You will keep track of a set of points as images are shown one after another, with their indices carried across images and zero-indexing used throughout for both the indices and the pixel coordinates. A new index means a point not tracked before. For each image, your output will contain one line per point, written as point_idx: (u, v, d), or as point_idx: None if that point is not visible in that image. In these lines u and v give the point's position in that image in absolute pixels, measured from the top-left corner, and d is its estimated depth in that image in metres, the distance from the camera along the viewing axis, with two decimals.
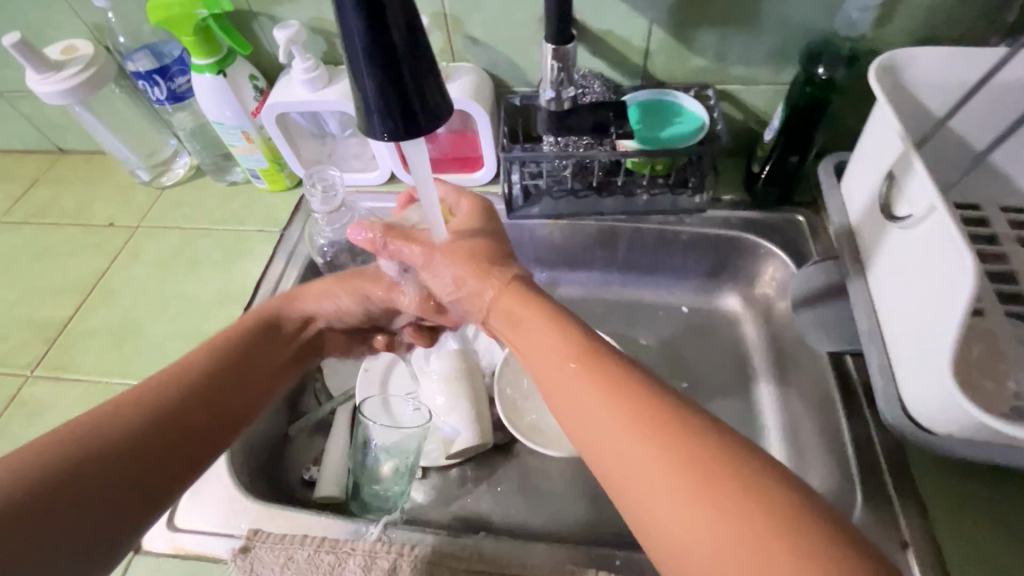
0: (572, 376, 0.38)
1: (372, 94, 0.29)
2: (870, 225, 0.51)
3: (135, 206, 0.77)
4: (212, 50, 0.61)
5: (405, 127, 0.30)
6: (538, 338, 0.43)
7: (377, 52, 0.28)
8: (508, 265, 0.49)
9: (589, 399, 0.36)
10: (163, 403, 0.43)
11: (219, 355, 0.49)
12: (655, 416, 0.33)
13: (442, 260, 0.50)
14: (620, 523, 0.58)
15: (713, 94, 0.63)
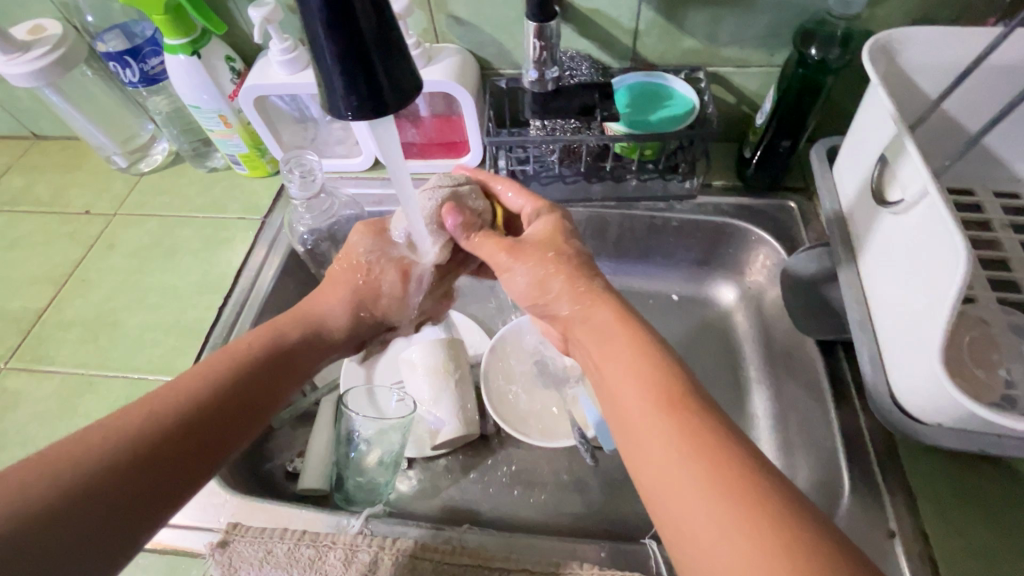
0: (652, 419, 0.34)
1: (334, 70, 0.27)
2: (862, 211, 0.50)
3: (113, 193, 0.75)
4: (186, 30, 0.59)
5: (372, 106, 0.28)
6: (610, 360, 0.39)
7: (336, 23, 0.26)
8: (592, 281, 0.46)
9: (670, 450, 0.32)
10: (183, 408, 0.39)
11: (252, 361, 0.45)
12: (720, 459, 0.31)
13: (522, 262, 0.48)
14: (608, 513, 0.58)
15: (705, 76, 0.62)
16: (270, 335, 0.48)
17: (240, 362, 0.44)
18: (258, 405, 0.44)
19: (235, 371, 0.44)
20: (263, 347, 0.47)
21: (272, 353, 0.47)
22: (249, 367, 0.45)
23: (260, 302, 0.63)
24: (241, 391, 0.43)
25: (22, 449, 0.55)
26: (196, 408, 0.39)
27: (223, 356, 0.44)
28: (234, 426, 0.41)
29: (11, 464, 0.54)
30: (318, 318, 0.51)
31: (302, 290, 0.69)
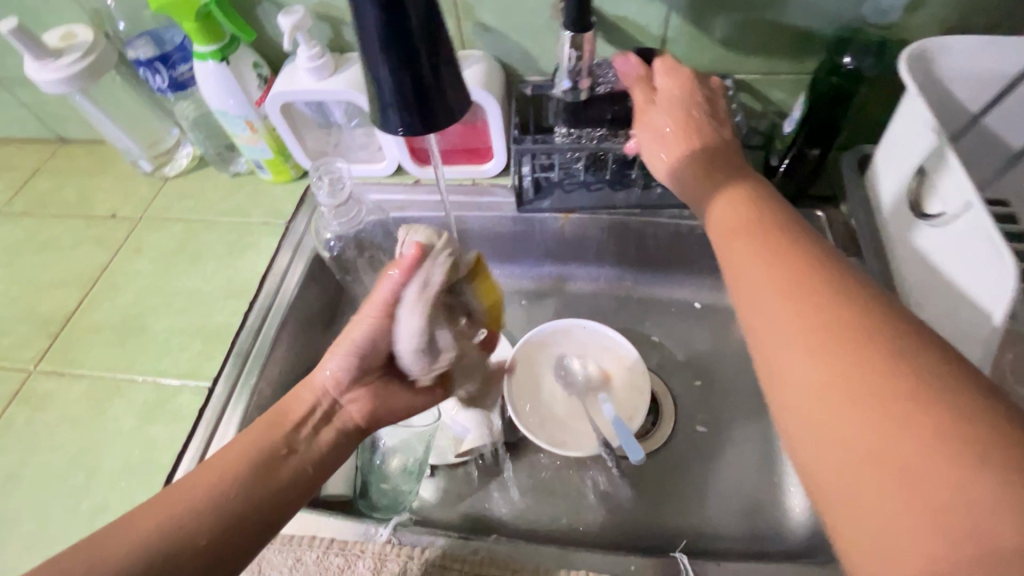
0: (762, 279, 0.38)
1: (389, 90, 0.32)
2: (897, 222, 0.49)
3: (138, 197, 0.76)
4: (215, 37, 0.59)
5: (418, 123, 0.34)
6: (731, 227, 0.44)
7: (393, 50, 0.31)
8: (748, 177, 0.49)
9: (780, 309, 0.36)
10: (179, 517, 0.39)
11: (256, 439, 0.44)
12: (872, 373, 0.30)
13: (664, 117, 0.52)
14: (631, 522, 0.58)
15: (732, 83, 0.61)
16: (274, 424, 0.46)
17: (243, 460, 0.43)
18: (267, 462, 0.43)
19: (236, 471, 0.42)
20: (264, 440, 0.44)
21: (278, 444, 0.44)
22: (252, 465, 0.43)
23: (285, 307, 0.63)
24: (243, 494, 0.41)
25: (52, 451, 0.56)
26: (190, 521, 0.39)
27: (231, 453, 0.43)
28: (235, 535, 0.40)
29: (41, 467, 0.55)
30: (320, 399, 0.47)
31: (325, 295, 0.69)
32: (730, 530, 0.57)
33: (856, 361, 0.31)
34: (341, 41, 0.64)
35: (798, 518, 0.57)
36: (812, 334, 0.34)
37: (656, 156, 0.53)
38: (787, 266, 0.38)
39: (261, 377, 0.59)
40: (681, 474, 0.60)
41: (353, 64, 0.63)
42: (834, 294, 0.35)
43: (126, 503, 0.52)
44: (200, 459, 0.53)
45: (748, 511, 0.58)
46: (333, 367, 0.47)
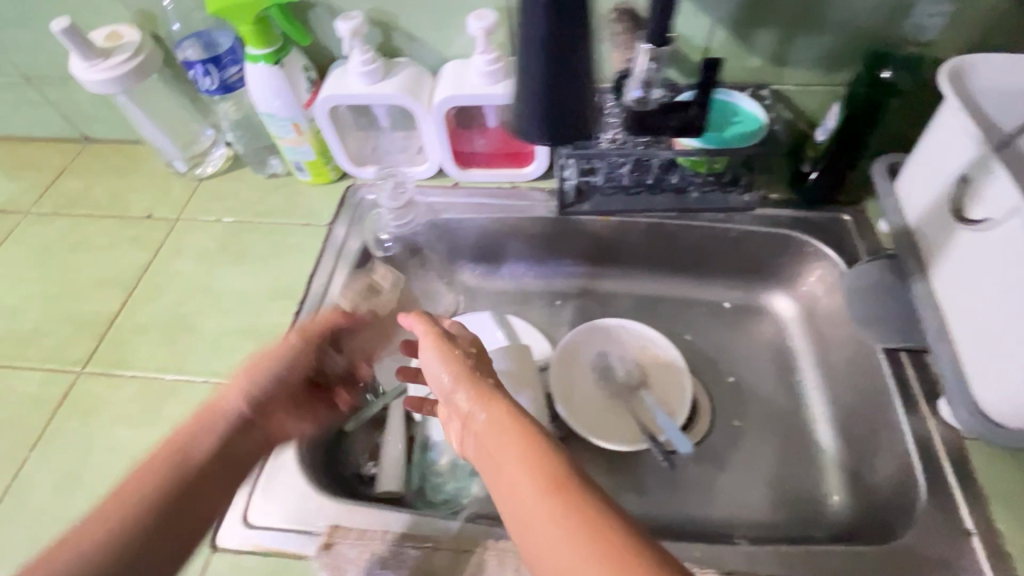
0: (470, 399, 0.44)
1: (537, 95, 0.41)
2: (934, 227, 0.52)
3: (173, 197, 0.76)
4: (270, 40, 0.60)
5: (554, 130, 0.42)
6: (434, 375, 0.48)
7: (551, 52, 0.38)
8: (454, 335, 0.51)
9: (491, 422, 0.41)
10: (86, 559, 0.36)
11: (160, 481, 0.41)
12: (575, 508, 0.33)
13: (427, 348, 0.50)
14: (676, 510, 0.61)
15: (769, 93, 0.64)
16: (178, 439, 0.44)
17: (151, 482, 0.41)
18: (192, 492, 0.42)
19: (145, 501, 0.40)
20: (177, 451, 0.43)
21: (187, 456, 0.43)
22: (167, 478, 0.41)
23: (334, 309, 0.65)
24: (164, 505, 0.40)
25: (109, 452, 0.55)
26: (125, 538, 0.38)
27: (120, 486, 0.40)
28: (162, 542, 0.39)
29: (99, 467, 0.54)
30: (229, 416, 0.47)
31: None
32: (768, 517, 0.60)
33: (537, 454, 0.37)
34: (389, 46, 0.65)
35: (834, 504, 0.59)
36: (510, 423, 0.40)
37: (429, 367, 0.49)
38: (495, 397, 0.43)
39: None
40: (720, 466, 0.63)
41: (402, 67, 0.64)
42: (513, 406, 0.42)
43: None
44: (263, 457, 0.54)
45: (785, 500, 0.61)
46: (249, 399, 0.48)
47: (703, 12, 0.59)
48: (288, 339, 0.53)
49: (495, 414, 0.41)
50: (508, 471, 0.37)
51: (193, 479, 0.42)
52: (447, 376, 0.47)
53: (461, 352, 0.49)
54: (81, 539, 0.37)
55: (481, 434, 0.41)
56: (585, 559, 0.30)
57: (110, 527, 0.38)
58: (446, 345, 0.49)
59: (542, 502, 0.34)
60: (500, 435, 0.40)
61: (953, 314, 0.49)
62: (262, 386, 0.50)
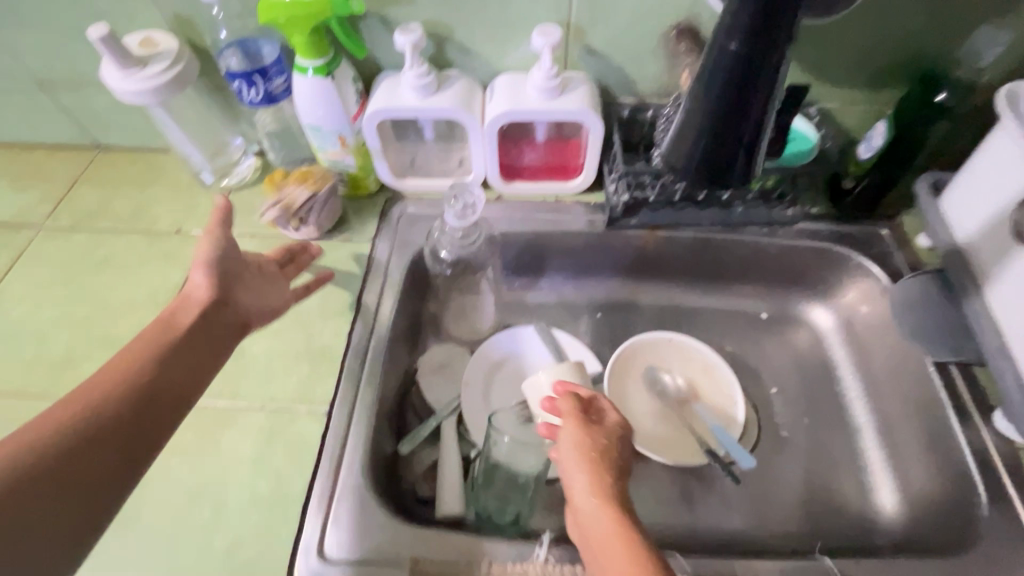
0: (591, 500, 0.43)
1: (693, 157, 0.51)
2: (994, 245, 0.54)
3: (201, 210, 0.72)
4: (322, 52, 0.58)
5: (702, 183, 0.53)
6: (564, 455, 0.47)
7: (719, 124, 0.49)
8: (601, 421, 0.49)
9: (609, 535, 0.41)
10: (98, 402, 0.41)
11: (155, 348, 0.46)
12: None
13: (569, 434, 0.47)
14: (735, 521, 0.62)
15: (816, 112, 0.66)
16: (167, 320, 0.48)
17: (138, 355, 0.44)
18: (179, 372, 0.46)
19: (141, 361, 0.44)
20: (166, 330, 0.47)
21: (173, 335, 0.47)
22: (150, 356, 0.45)
23: (388, 327, 0.63)
24: (159, 372, 0.44)
25: None
26: (126, 393, 0.42)
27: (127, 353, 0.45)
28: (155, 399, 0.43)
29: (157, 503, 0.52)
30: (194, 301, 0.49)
31: (412, 313, 0.69)
32: (823, 525, 0.62)
33: None
34: (441, 57, 0.64)
35: (886, 511, 0.62)
36: (632, 548, 0.40)
37: (564, 444, 0.47)
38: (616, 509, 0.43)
39: (376, 399, 0.58)
40: (775, 477, 0.64)
41: (456, 81, 0.63)
42: (634, 530, 0.41)
43: (264, 537, 0.51)
44: (334, 485, 0.52)
45: (837, 507, 0.63)
46: (211, 287, 0.50)
47: None
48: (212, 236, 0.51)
49: (616, 532, 0.41)
50: None
51: (183, 353, 0.47)
52: (582, 464, 0.45)
53: (603, 443, 0.47)
54: (96, 388, 0.42)
55: (598, 546, 0.41)
56: None
57: (125, 380, 0.43)
58: (592, 432, 0.47)
59: None
60: (615, 551, 0.40)
61: (1009, 331, 0.52)
62: (213, 271, 0.50)
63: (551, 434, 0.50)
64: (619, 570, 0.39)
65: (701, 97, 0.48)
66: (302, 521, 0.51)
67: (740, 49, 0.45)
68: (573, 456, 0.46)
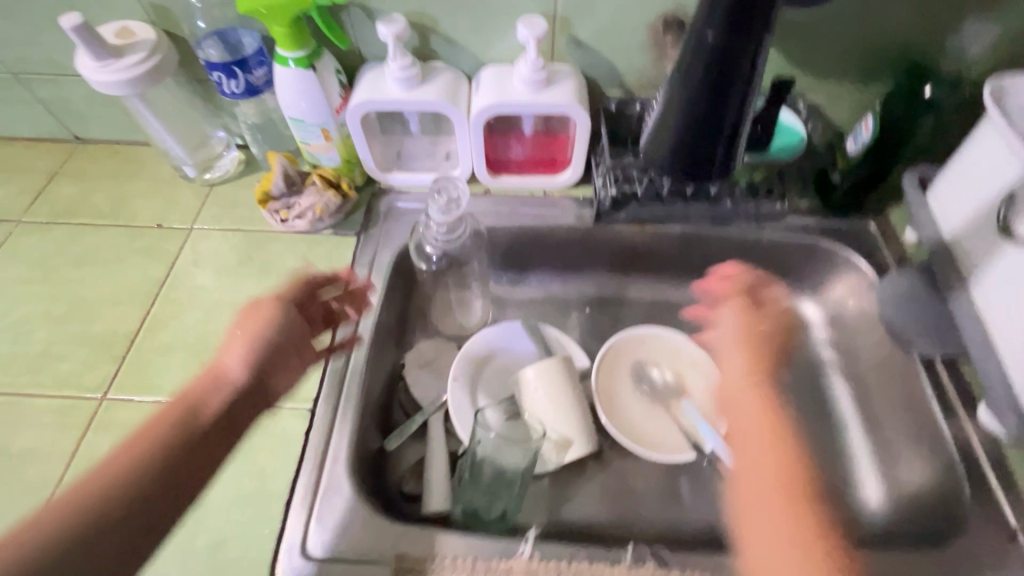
0: (745, 377, 0.59)
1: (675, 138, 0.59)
2: (979, 239, 0.54)
3: (184, 205, 0.71)
4: (303, 43, 0.57)
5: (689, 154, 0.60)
6: (731, 329, 0.64)
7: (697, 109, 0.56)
8: (765, 306, 0.65)
9: (757, 402, 0.58)
10: (91, 499, 0.34)
11: (165, 441, 0.38)
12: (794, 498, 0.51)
13: (731, 312, 0.65)
14: (722, 515, 0.62)
15: (805, 106, 0.66)
16: (188, 402, 0.40)
17: (146, 439, 0.38)
18: (187, 469, 0.38)
19: (146, 450, 0.37)
20: (184, 414, 0.39)
21: (191, 421, 0.39)
22: (160, 447, 0.38)
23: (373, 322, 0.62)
24: (167, 466, 0.37)
25: None
26: (121, 491, 0.35)
27: (137, 438, 0.38)
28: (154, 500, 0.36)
29: None
30: (229, 382, 0.42)
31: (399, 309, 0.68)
32: None
33: (780, 457, 0.54)
34: (425, 49, 0.62)
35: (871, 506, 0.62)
36: (766, 423, 0.56)
37: (729, 317, 0.65)
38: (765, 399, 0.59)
39: (361, 396, 0.57)
40: None
41: (440, 73, 0.62)
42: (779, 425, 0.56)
43: (247, 535, 0.50)
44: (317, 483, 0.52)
45: None
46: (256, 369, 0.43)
47: None
48: (271, 304, 0.47)
49: (756, 411, 0.57)
50: (761, 456, 0.54)
51: (194, 442, 0.39)
52: (743, 344, 0.61)
53: (763, 328, 0.63)
54: (91, 479, 0.35)
55: (748, 419, 0.57)
56: (783, 531, 0.48)
57: (124, 475, 0.36)
58: (756, 317, 0.63)
59: (769, 479, 0.52)
60: (755, 415, 0.57)
61: (992, 325, 0.52)
62: (259, 352, 0.44)
63: (720, 314, 0.66)
64: (761, 429, 0.56)
65: (679, 89, 0.56)
66: (285, 519, 0.51)
67: (716, 42, 0.52)
68: (737, 336, 0.62)
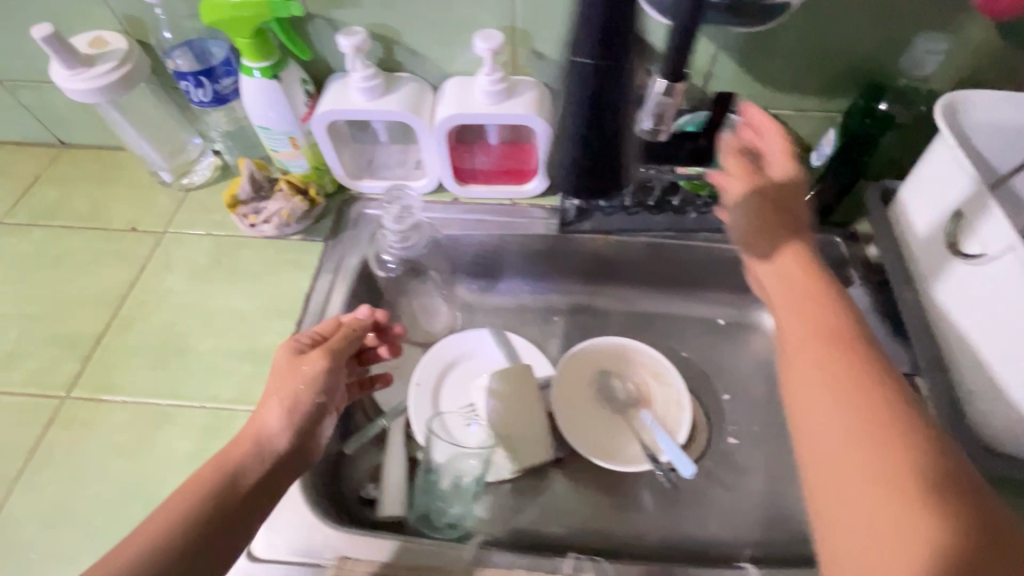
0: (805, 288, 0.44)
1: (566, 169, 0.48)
2: (931, 255, 0.54)
3: (158, 209, 0.72)
4: (268, 53, 0.58)
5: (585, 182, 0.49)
6: (784, 292, 0.45)
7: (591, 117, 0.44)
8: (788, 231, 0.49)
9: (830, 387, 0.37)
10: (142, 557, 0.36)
11: (208, 499, 0.40)
12: (893, 483, 0.32)
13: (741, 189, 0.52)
14: (676, 527, 0.62)
15: (768, 118, 0.64)
16: (228, 463, 0.43)
17: (201, 493, 0.41)
18: (230, 521, 0.41)
19: (191, 508, 0.40)
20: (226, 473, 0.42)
21: (234, 478, 0.42)
22: (203, 502, 0.40)
23: None
24: (215, 519, 0.40)
25: (101, 483, 0.53)
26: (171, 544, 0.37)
27: (180, 498, 0.40)
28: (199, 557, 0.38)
29: (90, 501, 0.52)
30: (270, 440, 0.46)
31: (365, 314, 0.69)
32: (764, 536, 0.61)
33: (874, 415, 0.34)
34: (390, 60, 0.64)
35: None
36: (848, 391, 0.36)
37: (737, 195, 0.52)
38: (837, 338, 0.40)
39: None
40: (720, 485, 0.64)
41: (404, 83, 0.63)
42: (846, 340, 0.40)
43: None
44: None
45: (780, 517, 0.63)
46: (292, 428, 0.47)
47: (708, 37, 0.59)
48: (308, 361, 0.50)
49: (820, 355, 0.39)
50: (840, 427, 0.35)
51: (235, 497, 0.42)
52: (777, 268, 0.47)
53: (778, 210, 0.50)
54: (140, 537, 0.37)
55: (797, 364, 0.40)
56: (883, 517, 0.31)
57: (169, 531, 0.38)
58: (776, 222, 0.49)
59: (863, 474, 0.33)
60: (831, 402, 0.36)
61: (955, 342, 0.51)
62: (298, 411, 0.47)
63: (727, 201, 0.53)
64: (824, 352, 0.39)
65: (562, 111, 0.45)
66: None
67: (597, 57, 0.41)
68: (786, 287, 0.46)
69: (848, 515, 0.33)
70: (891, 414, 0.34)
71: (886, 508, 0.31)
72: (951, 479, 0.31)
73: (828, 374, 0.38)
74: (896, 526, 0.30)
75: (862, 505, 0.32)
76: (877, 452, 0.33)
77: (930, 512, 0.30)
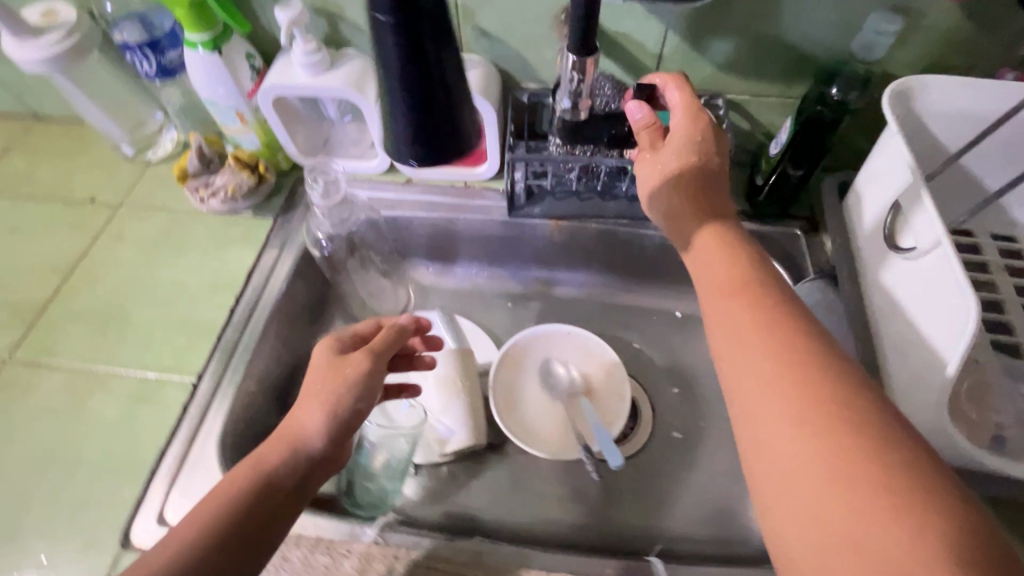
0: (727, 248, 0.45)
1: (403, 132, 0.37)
2: (873, 248, 0.52)
3: (118, 182, 0.74)
4: (208, 25, 0.58)
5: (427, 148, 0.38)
6: (707, 256, 0.45)
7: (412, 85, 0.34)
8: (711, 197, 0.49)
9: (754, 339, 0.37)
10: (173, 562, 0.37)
11: (241, 503, 0.41)
12: (843, 441, 0.30)
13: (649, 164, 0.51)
14: (608, 518, 0.61)
15: (723, 103, 0.61)
16: (259, 466, 0.43)
17: (236, 495, 0.41)
18: (266, 523, 0.41)
19: (219, 511, 0.40)
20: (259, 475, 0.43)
21: (269, 482, 0.43)
22: (233, 503, 0.41)
23: (273, 301, 0.63)
24: (251, 520, 0.40)
25: (32, 443, 0.54)
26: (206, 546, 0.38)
27: (211, 498, 0.41)
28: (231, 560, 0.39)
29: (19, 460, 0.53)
30: (308, 441, 0.45)
31: (311, 292, 0.69)
32: (698, 532, 0.60)
33: (810, 382, 0.34)
34: (337, 37, 0.63)
35: None
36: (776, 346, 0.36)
37: (646, 172, 0.51)
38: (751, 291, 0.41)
39: (247, 373, 0.58)
40: (658, 478, 0.63)
41: (349, 59, 0.62)
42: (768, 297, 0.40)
43: (109, 498, 0.51)
44: (185, 453, 0.53)
45: (717, 515, 0.61)
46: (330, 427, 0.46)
47: (655, 17, 0.57)
48: (354, 358, 0.48)
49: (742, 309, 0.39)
50: (766, 381, 0.35)
51: (266, 499, 0.42)
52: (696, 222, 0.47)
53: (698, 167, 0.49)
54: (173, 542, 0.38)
55: (721, 328, 0.40)
56: (817, 470, 0.30)
57: (199, 534, 0.38)
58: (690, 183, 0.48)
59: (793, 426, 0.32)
60: (750, 357, 0.37)
61: (884, 339, 0.49)
62: (341, 412, 0.46)
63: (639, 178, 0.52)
64: (743, 312, 0.39)
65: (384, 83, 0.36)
66: (148, 487, 0.51)
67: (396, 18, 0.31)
68: (706, 251, 0.45)
69: (801, 511, 0.30)
70: (829, 401, 0.32)
71: (841, 490, 0.29)
72: (902, 441, 0.30)
73: (759, 349, 0.37)
74: (839, 476, 0.29)
75: (794, 457, 0.32)
76: (816, 426, 0.32)
77: (889, 475, 0.29)
